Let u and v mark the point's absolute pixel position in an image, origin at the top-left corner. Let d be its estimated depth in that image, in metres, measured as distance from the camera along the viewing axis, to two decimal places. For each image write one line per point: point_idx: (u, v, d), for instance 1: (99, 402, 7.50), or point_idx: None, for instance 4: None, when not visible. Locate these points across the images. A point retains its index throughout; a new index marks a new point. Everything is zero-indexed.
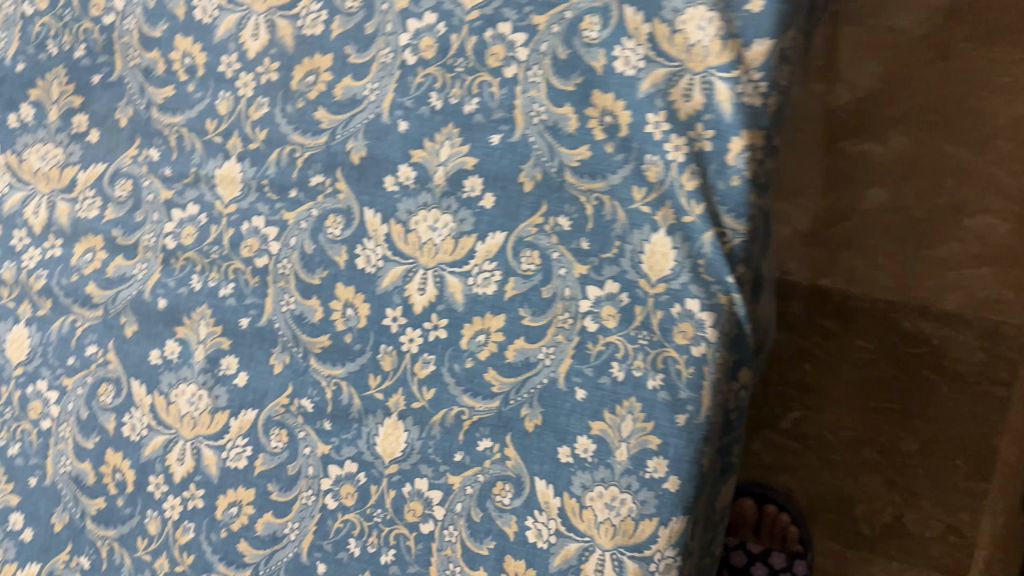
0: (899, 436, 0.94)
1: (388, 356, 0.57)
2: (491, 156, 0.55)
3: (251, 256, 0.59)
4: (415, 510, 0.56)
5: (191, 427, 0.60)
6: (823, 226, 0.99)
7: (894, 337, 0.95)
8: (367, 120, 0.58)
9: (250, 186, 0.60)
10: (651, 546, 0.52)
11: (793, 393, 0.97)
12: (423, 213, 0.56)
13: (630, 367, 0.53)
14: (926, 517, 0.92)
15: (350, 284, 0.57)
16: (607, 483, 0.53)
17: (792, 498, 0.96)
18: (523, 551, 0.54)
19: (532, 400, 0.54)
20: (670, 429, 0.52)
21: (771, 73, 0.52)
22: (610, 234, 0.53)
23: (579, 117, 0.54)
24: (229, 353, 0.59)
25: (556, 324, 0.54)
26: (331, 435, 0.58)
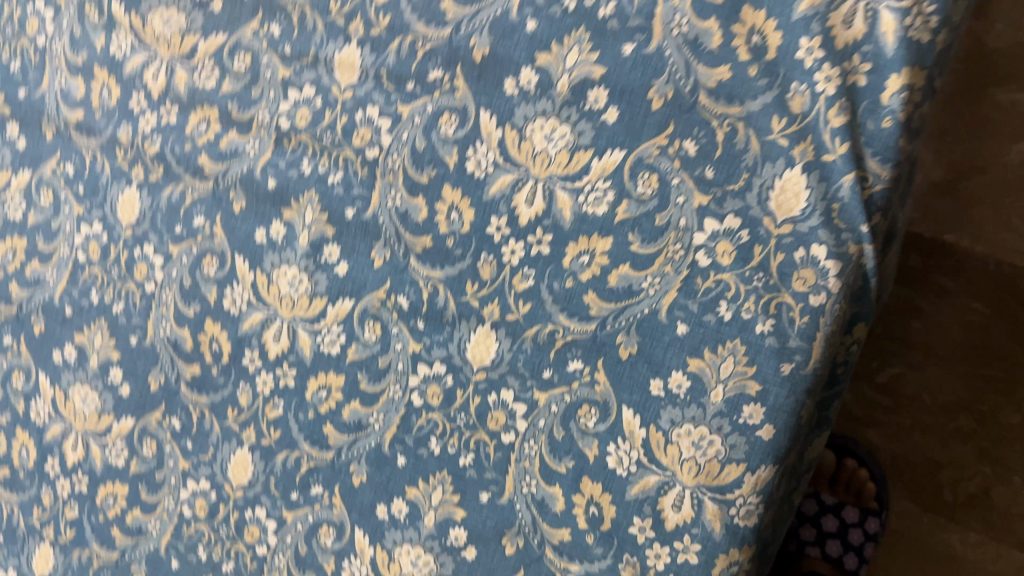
0: (1001, 406, 0.90)
1: (488, 265, 0.55)
2: (621, 67, 0.52)
3: (363, 146, 0.58)
4: (497, 419, 0.56)
5: (290, 308, 0.61)
6: (956, 177, 0.91)
7: (1014, 304, 0.90)
8: (494, 16, 0.54)
9: (368, 75, 0.57)
10: (734, 491, 0.51)
11: (894, 349, 0.94)
12: (541, 120, 0.53)
13: (740, 309, 0.50)
14: (1015, 493, 0.90)
15: (457, 187, 0.56)
16: (697, 422, 0.51)
17: (875, 454, 0.94)
18: (601, 475, 0.54)
19: (630, 328, 0.52)
20: (772, 377, 0.50)
21: (945, 7, 0.46)
22: (739, 165, 0.50)
23: (724, 33, 0.50)
24: (332, 242, 0.59)
25: (667, 254, 0.51)
26: (423, 334, 0.57)
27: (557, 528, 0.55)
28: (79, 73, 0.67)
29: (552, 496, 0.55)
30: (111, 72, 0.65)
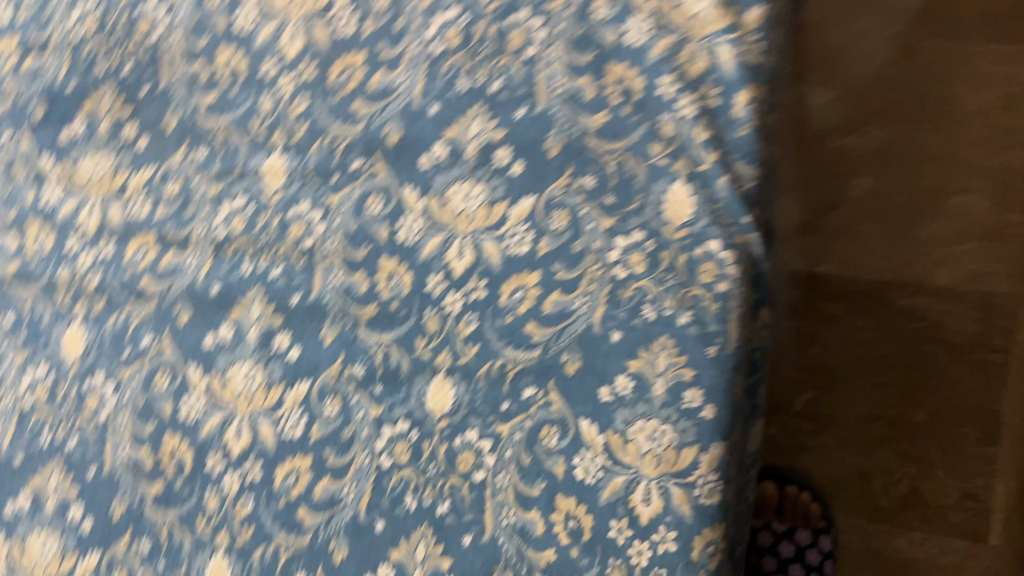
0: (907, 407, 0.98)
1: (433, 318, 0.60)
2: (517, 127, 0.60)
3: (298, 238, 0.63)
4: (467, 460, 0.59)
5: (247, 403, 0.63)
6: (816, 216, 1.03)
7: (892, 315, 1.00)
8: (401, 106, 0.62)
9: (294, 175, 0.63)
10: (694, 472, 0.56)
11: (802, 376, 1.01)
12: (457, 184, 0.60)
13: (661, 308, 0.57)
14: (942, 485, 0.97)
15: (393, 257, 0.61)
16: (647, 416, 0.57)
17: (810, 477, 0.99)
18: (573, 488, 0.57)
19: (571, 346, 0.58)
20: (702, 361, 0.56)
21: (766, 35, 0.59)
22: (632, 188, 0.58)
23: (596, 86, 0.59)
24: (282, 330, 0.63)
25: (589, 275, 0.58)
26: (382, 397, 0.61)
27: (542, 551, 0.57)
28: (10, 228, 0.70)
29: (531, 521, 0.58)
30: (43, 222, 0.69)
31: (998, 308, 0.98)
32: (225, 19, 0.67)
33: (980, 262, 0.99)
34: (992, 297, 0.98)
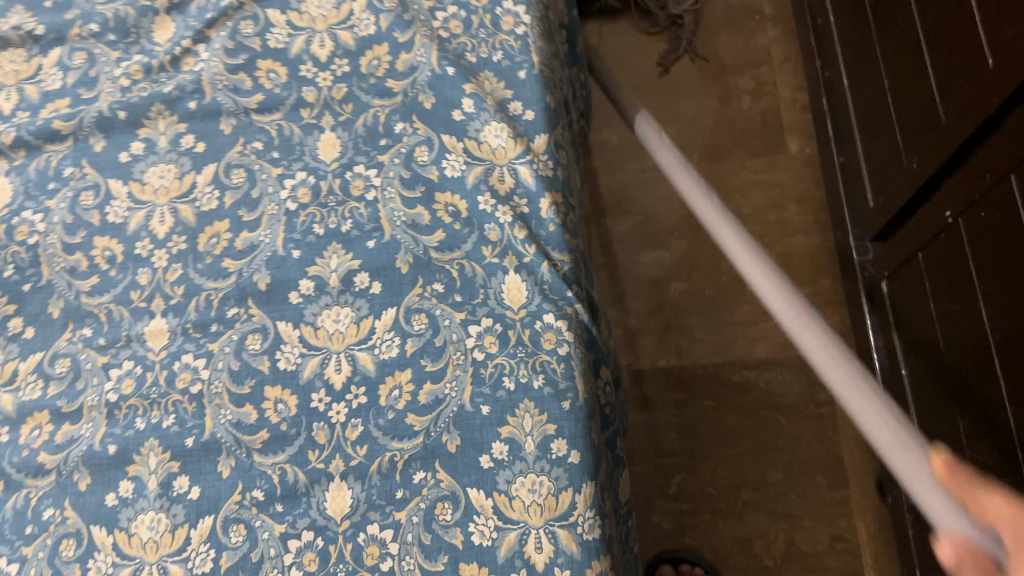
0: (764, 469, 1.08)
1: (321, 430, 0.67)
2: (370, 255, 0.71)
3: (186, 386, 0.69)
4: (373, 553, 0.64)
5: (154, 550, 0.66)
6: (649, 321, 1.17)
7: (730, 391, 1.12)
8: (266, 257, 0.72)
9: (176, 332, 0.71)
10: (574, 512, 0.64)
11: (670, 461, 1.09)
12: (326, 311, 0.70)
13: (518, 377, 0.67)
14: (812, 534, 1.04)
15: (276, 384, 0.69)
16: (525, 472, 0.65)
17: (699, 553, 1.04)
18: (473, 553, 0.63)
19: (449, 426, 0.66)
20: (560, 414, 0.66)
21: (553, 155, 0.73)
22: (475, 284, 0.69)
23: (429, 211, 0.71)
24: (180, 474, 0.67)
25: (452, 363, 0.68)
26: (284, 514, 0.65)
27: None
28: None
29: None
30: None
31: (814, 367, 1.12)
32: (98, 213, 0.75)
33: (788, 331, 1.14)
34: (806, 358, 1.12)
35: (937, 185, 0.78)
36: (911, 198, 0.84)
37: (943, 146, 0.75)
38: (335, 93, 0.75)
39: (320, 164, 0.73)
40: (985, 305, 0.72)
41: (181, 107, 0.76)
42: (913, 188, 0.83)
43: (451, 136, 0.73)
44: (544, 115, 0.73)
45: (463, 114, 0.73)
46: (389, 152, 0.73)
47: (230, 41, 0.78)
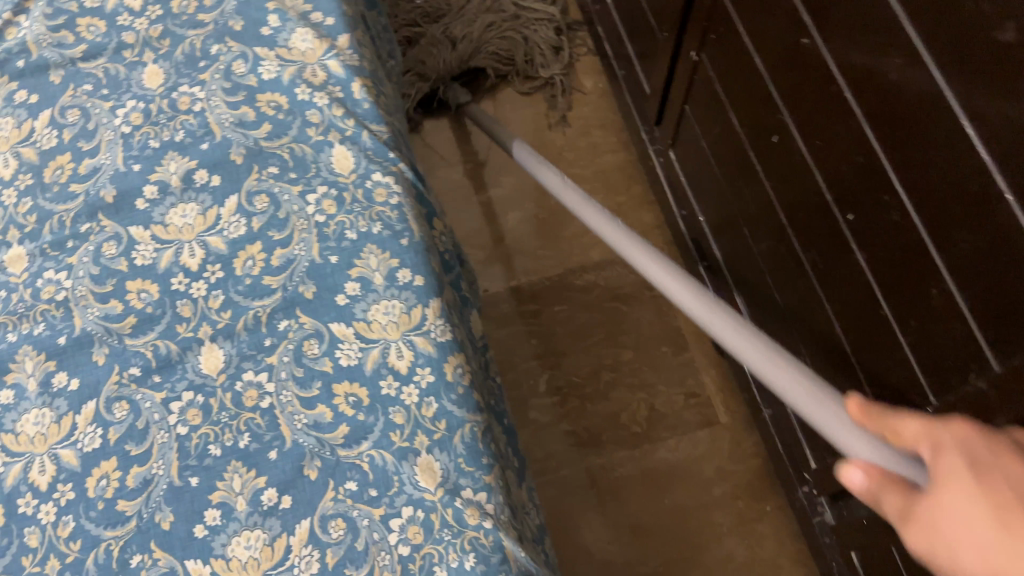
0: (617, 351, 1.20)
1: (186, 305, 0.73)
2: (206, 154, 0.78)
3: (51, 296, 0.74)
4: (251, 395, 0.70)
5: (43, 442, 0.69)
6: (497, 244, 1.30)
7: (575, 293, 1.25)
8: (110, 175, 0.78)
9: (34, 254, 0.76)
10: (425, 322, 0.73)
11: (535, 364, 1.20)
12: (173, 209, 0.76)
13: (358, 228, 0.76)
14: (668, 396, 1.17)
15: (137, 278, 0.74)
16: (379, 299, 0.74)
17: (576, 435, 1.15)
18: (343, 374, 0.71)
19: (303, 278, 0.74)
20: (401, 250, 0.76)
21: (356, 49, 0.84)
22: (307, 162, 0.78)
23: (254, 109, 0.80)
24: (58, 370, 0.71)
25: (297, 229, 0.76)
26: (163, 383, 0.71)
27: (336, 430, 0.69)
28: None
29: (320, 414, 0.70)
30: None
31: (642, 258, 1.26)
32: None
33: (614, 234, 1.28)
34: (634, 253, 1.26)
35: (680, 40, 0.94)
36: (669, 65, 1.00)
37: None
38: (153, 33, 0.84)
39: (148, 91, 0.81)
40: (731, 111, 0.85)
41: (10, 67, 0.83)
42: (668, 54, 0.98)
43: (263, 48, 0.82)
44: (342, 18, 0.85)
45: (270, 29, 0.83)
46: (208, 70, 0.82)
47: (49, 8, 0.86)
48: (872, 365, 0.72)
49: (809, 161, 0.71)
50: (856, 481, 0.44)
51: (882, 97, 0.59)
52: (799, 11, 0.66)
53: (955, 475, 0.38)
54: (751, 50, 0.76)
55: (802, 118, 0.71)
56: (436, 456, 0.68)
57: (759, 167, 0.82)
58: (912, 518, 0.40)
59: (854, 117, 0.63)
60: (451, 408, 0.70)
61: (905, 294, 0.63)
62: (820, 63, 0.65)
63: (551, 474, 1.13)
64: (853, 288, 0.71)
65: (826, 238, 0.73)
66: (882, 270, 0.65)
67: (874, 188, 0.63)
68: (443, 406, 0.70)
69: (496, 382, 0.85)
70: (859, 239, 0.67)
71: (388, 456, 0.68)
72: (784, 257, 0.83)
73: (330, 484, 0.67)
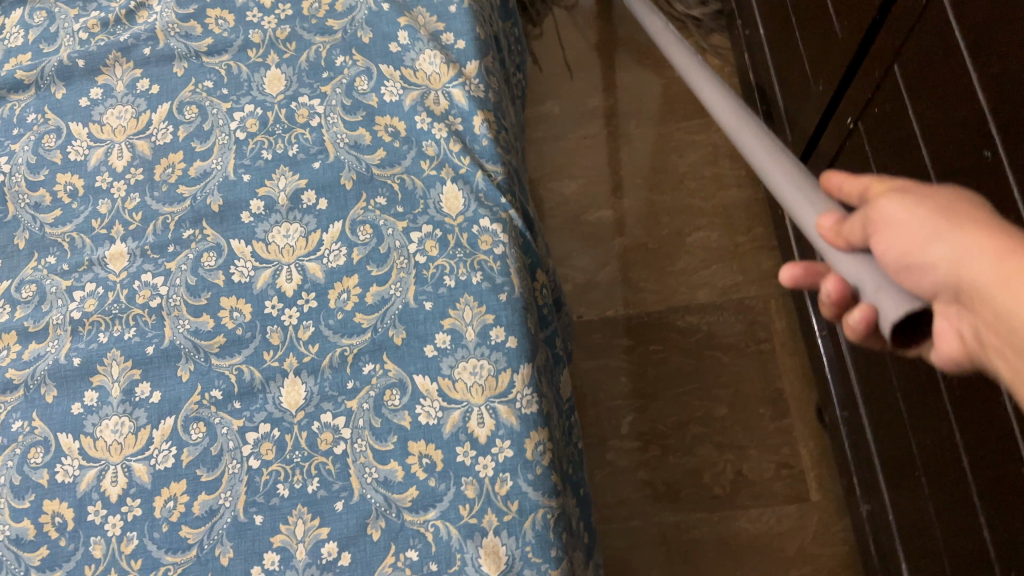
0: (709, 405, 1.13)
1: (276, 332, 0.72)
2: (316, 173, 0.76)
3: (146, 301, 0.73)
4: (326, 438, 0.68)
5: (119, 451, 0.69)
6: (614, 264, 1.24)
7: (674, 334, 1.18)
8: (218, 182, 0.77)
9: (135, 254, 0.75)
10: (512, 390, 0.69)
11: (621, 404, 1.15)
12: (276, 228, 0.75)
13: (457, 275, 0.72)
14: (758, 463, 1.09)
15: (231, 295, 0.73)
16: (467, 357, 0.70)
17: (652, 486, 1.10)
18: (420, 432, 0.68)
19: (395, 322, 0.71)
20: (498, 306, 0.72)
21: (483, 79, 0.80)
22: (415, 196, 0.75)
23: (371, 132, 0.77)
24: (142, 380, 0.71)
25: (396, 267, 0.73)
26: (241, 410, 0.70)
27: (405, 491, 0.67)
28: None
29: (391, 471, 0.67)
30: None
31: (753, 309, 1.18)
32: (60, 153, 0.80)
33: (727, 278, 1.20)
34: (745, 301, 1.19)
35: (839, 99, 0.87)
36: (821, 119, 0.92)
37: (843, 56, 0.83)
38: (279, 33, 0.82)
39: (267, 97, 0.79)
40: None
41: (136, 54, 0.82)
42: (821, 109, 0.91)
43: (388, 66, 0.80)
44: (473, 45, 0.81)
45: (399, 46, 0.80)
46: (330, 83, 0.79)
47: None
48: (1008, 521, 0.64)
49: None
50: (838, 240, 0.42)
51: None
52: (987, 121, 0.58)
53: (898, 198, 0.38)
54: (920, 143, 0.68)
55: None
56: (502, 539, 0.65)
57: None
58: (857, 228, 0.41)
59: None
60: (525, 488, 0.66)
61: None
62: (1002, 186, 0.57)
63: (620, 523, 1.08)
64: (994, 434, 0.63)
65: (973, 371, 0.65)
66: None
67: None
68: (517, 485, 0.66)
69: (578, 447, 0.80)
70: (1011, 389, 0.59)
71: (453, 530, 0.65)
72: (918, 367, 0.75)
73: (392, 548, 0.65)
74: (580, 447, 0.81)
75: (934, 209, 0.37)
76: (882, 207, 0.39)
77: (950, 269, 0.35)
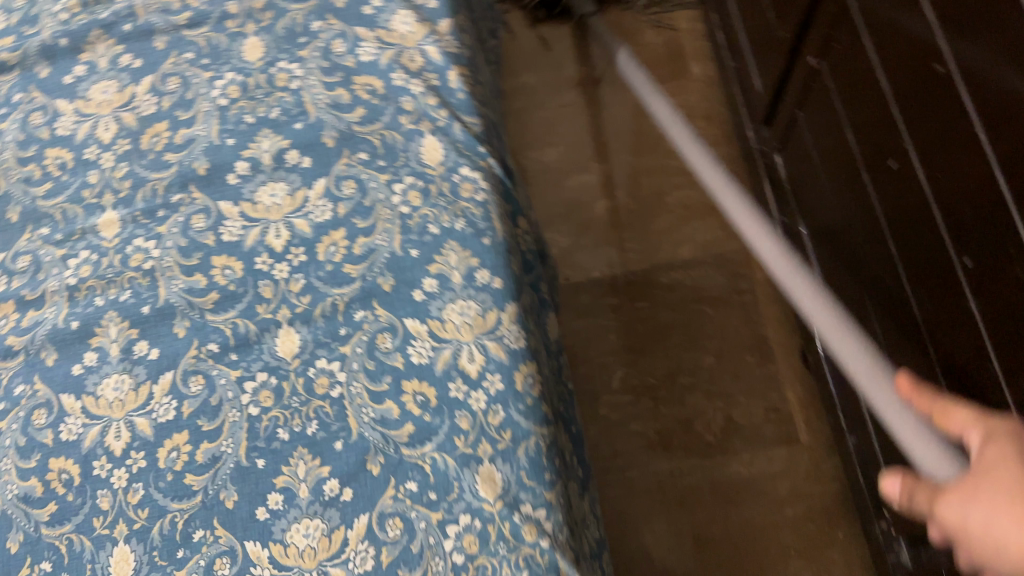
0: (697, 356, 1.17)
1: (267, 286, 0.74)
2: (298, 134, 0.78)
3: (139, 264, 0.75)
4: (322, 382, 0.71)
5: (121, 407, 0.71)
6: (598, 225, 1.27)
7: (659, 290, 1.21)
8: (203, 148, 0.79)
9: (126, 220, 0.77)
10: (499, 327, 0.72)
11: (611, 360, 1.18)
12: (262, 187, 0.77)
13: (441, 222, 0.75)
14: (747, 408, 1.13)
15: (222, 254, 0.75)
16: (455, 299, 0.72)
17: (645, 437, 1.13)
18: (413, 372, 0.71)
19: (383, 270, 0.73)
20: (482, 249, 0.74)
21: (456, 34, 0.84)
22: (396, 150, 0.77)
23: (349, 92, 0.80)
24: (140, 339, 0.73)
25: (381, 218, 0.75)
26: (238, 362, 0.72)
27: (401, 427, 0.69)
28: None
29: (388, 409, 0.70)
30: None
31: (733, 261, 1.22)
32: (47, 130, 0.82)
33: (707, 233, 1.24)
34: (726, 254, 1.23)
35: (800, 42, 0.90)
36: (786, 65, 0.96)
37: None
38: (256, 5, 0.85)
39: (247, 65, 0.82)
40: (849, 126, 0.81)
41: (117, 31, 0.85)
42: (785, 55, 0.95)
43: (365, 30, 0.83)
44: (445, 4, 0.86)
45: (372, 9, 0.85)
46: (308, 49, 0.82)
47: None
48: None
49: (928, 195, 0.67)
50: (893, 487, 0.47)
51: (1018, 143, 0.53)
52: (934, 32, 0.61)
53: (1001, 464, 0.41)
54: (877, 67, 0.72)
55: (925, 148, 0.66)
56: (498, 466, 0.67)
57: (872, 191, 0.78)
58: (941, 504, 0.43)
59: (985, 158, 0.58)
60: (517, 417, 0.69)
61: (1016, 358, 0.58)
62: (952, 93, 0.60)
63: (617, 474, 1.11)
64: (962, 337, 0.66)
65: (939, 280, 0.68)
66: (999, 330, 0.60)
67: (998, 240, 0.58)
68: (509, 415, 0.69)
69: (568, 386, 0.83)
70: (975, 287, 0.62)
71: (450, 460, 0.67)
72: (890, 287, 0.78)
73: (391, 481, 0.67)
74: (570, 387, 0.84)
75: (997, 490, 0.40)
76: (987, 468, 0.42)
77: (992, 532, 0.39)
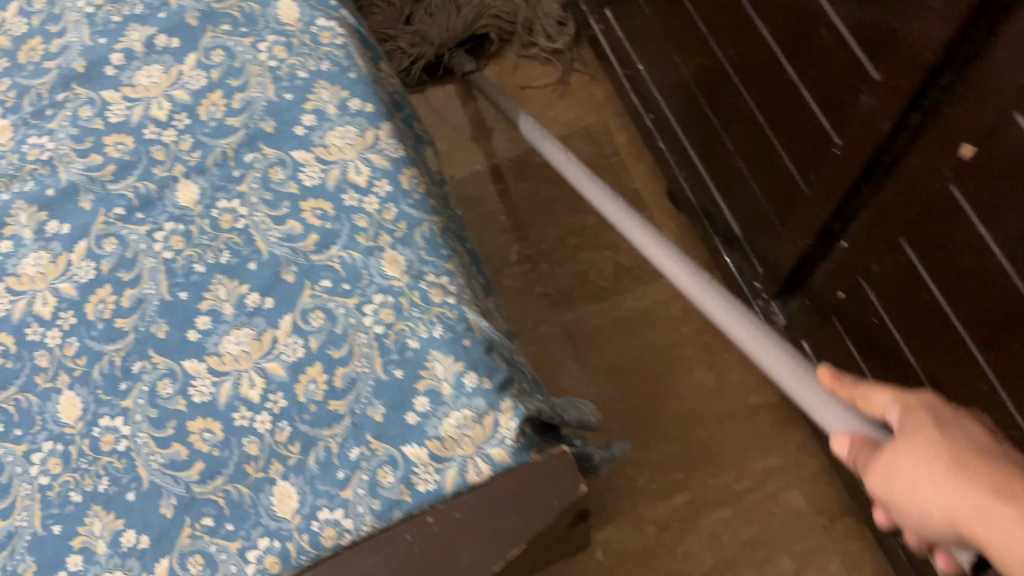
0: (580, 217, 1.29)
1: (159, 151, 0.80)
2: (163, 21, 0.86)
3: (37, 157, 0.81)
4: (227, 219, 0.77)
5: (43, 279, 0.76)
6: (468, 132, 1.42)
7: (536, 169, 1.35)
8: (78, 50, 0.86)
9: (18, 124, 0.83)
10: (378, 142, 0.80)
11: (506, 238, 1.29)
12: (139, 71, 0.84)
13: (308, 68, 0.83)
14: (632, 250, 1.25)
15: (113, 134, 0.81)
16: (334, 127, 0.80)
17: (548, 294, 1.24)
18: (308, 193, 0.77)
19: (263, 116, 0.81)
20: (349, 83, 0.83)
21: None
22: (256, 17, 0.87)
23: None
24: (50, 219, 0.78)
25: (252, 75, 0.83)
26: (146, 218, 0.78)
27: (307, 239, 0.75)
28: None
29: (292, 228, 0.76)
30: None
31: (597, 132, 1.38)
32: None
33: (569, 114, 1.41)
34: (589, 127, 1.39)
35: None
36: None
37: None
38: None
39: None
40: None
41: None
42: None
43: None
44: None
45: None
46: None
47: None
48: (788, 131, 0.80)
49: None
50: (841, 448, 0.51)
51: None
52: None
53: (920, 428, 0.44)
54: None
55: None
56: (399, 251, 0.75)
57: None
58: (874, 468, 0.46)
59: None
60: (408, 210, 0.77)
61: (797, 45, 0.72)
62: None
63: (529, 332, 1.21)
64: (761, 62, 0.79)
65: (737, 26, 0.81)
66: (782, 34, 0.73)
67: None
68: (402, 210, 0.77)
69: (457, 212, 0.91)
70: (759, 11, 0.76)
71: (356, 254, 0.75)
72: (709, 63, 0.91)
73: (306, 284, 0.74)
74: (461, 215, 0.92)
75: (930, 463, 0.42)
76: (922, 458, 0.43)
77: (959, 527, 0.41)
